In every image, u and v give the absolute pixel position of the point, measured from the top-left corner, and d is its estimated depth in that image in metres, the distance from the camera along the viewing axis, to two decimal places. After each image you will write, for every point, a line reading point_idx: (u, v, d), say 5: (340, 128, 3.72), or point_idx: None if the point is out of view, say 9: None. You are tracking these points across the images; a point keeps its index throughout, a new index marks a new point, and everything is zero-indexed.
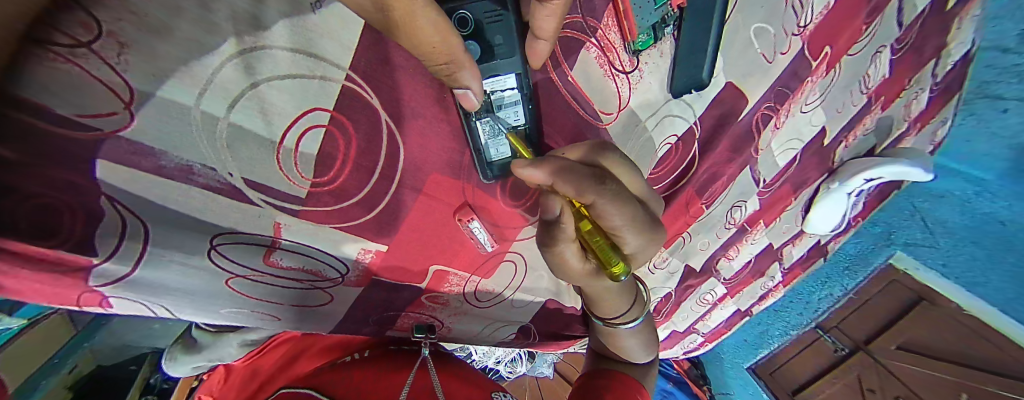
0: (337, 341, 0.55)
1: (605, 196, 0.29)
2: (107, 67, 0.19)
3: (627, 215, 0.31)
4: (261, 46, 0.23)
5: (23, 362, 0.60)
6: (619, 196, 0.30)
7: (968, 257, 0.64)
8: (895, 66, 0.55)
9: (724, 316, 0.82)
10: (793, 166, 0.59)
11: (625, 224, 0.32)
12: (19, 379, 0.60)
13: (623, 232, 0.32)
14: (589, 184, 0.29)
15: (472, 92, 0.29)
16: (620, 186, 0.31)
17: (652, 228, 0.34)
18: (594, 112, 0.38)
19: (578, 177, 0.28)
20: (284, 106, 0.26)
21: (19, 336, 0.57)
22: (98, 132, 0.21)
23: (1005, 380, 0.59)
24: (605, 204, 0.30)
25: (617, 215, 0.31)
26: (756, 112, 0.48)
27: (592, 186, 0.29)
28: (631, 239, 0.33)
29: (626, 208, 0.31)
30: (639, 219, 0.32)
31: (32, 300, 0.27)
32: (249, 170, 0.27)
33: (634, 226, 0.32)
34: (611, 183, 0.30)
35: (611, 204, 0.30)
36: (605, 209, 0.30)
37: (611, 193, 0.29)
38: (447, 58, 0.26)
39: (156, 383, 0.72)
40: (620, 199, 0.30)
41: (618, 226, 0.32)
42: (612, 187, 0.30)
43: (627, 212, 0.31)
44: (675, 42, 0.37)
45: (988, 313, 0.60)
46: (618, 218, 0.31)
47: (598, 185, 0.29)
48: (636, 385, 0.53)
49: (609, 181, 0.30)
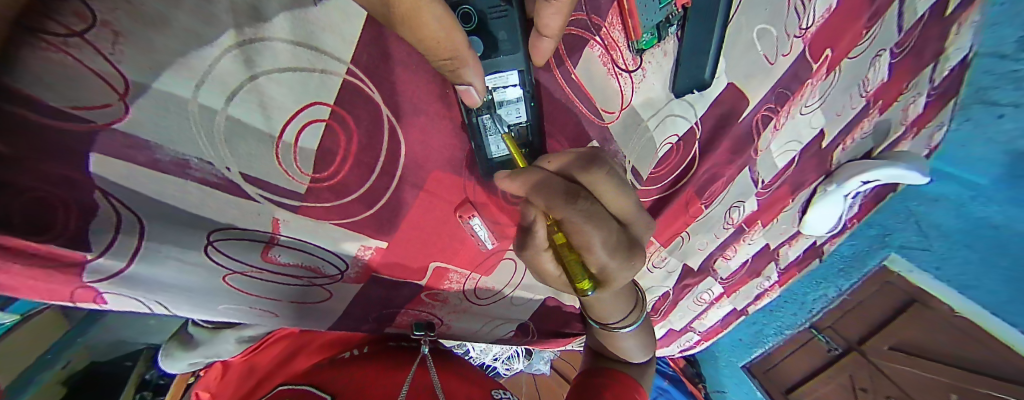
0: (336, 337, 0.56)
1: (575, 217, 0.28)
2: (103, 57, 0.18)
3: (601, 238, 0.29)
4: (260, 37, 0.22)
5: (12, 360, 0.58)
6: (592, 217, 0.29)
7: (962, 261, 0.63)
8: (895, 69, 0.55)
9: (720, 316, 0.82)
10: (792, 167, 0.59)
11: (598, 247, 0.30)
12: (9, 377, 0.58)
13: (598, 255, 0.30)
14: (559, 202, 0.28)
15: (473, 88, 0.29)
16: (596, 206, 0.29)
17: (626, 254, 0.32)
18: (597, 110, 0.38)
19: (550, 192, 0.28)
20: (283, 100, 0.25)
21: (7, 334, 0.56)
22: (92, 124, 0.20)
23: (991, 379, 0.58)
24: (575, 225, 0.29)
25: (589, 236, 0.29)
26: (757, 114, 0.48)
27: (563, 204, 0.28)
28: (604, 262, 0.31)
29: (599, 231, 0.29)
30: (613, 242, 0.30)
31: (25, 296, 0.26)
32: (247, 165, 0.27)
33: (609, 250, 0.30)
34: (584, 203, 0.28)
35: (581, 226, 0.29)
36: (575, 230, 0.29)
37: (583, 213, 0.28)
38: (451, 54, 0.25)
39: (153, 378, 0.75)
40: (593, 221, 0.29)
41: (591, 246, 0.30)
42: (584, 208, 0.28)
43: (601, 234, 0.29)
44: (678, 42, 0.37)
45: (980, 314, 0.59)
46: (589, 239, 0.29)
47: (568, 204, 0.28)
48: (635, 384, 0.53)
49: (582, 201, 0.28)
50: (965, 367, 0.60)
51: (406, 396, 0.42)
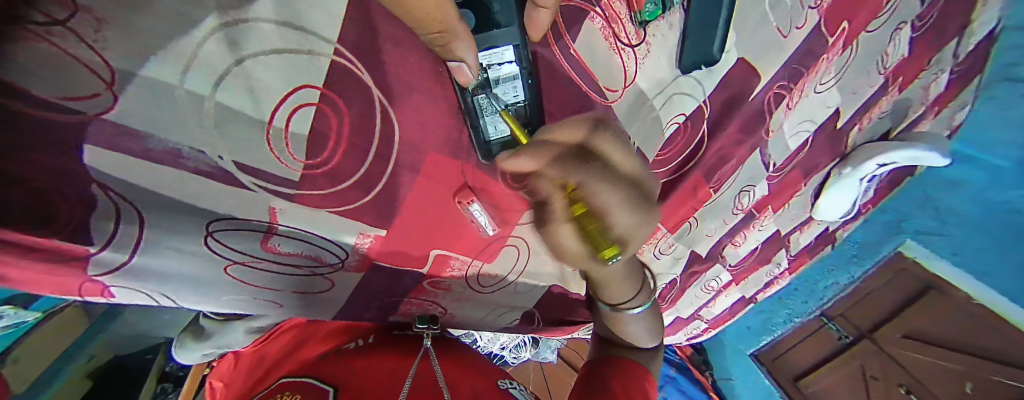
0: (342, 325, 0.56)
1: (592, 180, 0.30)
2: (86, 45, 0.17)
3: (619, 198, 0.31)
4: (246, 19, 0.21)
5: (36, 360, 0.59)
6: (604, 176, 0.30)
7: (979, 247, 0.60)
8: (917, 45, 0.52)
9: (728, 304, 0.81)
10: (805, 149, 0.57)
11: (618, 209, 0.31)
12: (32, 377, 0.59)
13: (619, 217, 0.32)
14: (573, 168, 0.30)
15: (466, 66, 0.28)
16: (606, 166, 0.31)
17: (645, 210, 0.33)
18: (599, 88, 0.37)
19: (562, 161, 0.30)
20: (271, 83, 0.24)
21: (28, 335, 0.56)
22: (80, 114, 0.20)
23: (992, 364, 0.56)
24: (593, 189, 0.30)
25: (605, 196, 0.31)
26: (769, 91, 0.46)
27: (576, 168, 0.30)
28: (623, 223, 0.32)
29: (616, 192, 0.31)
30: (629, 201, 0.32)
31: (32, 290, 0.26)
32: (239, 152, 0.26)
33: (628, 210, 0.32)
34: (598, 165, 0.30)
35: (600, 189, 0.30)
36: (595, 195, 0.30)
37: (595, 172, 0.30)
38: (440, 25, 0.25)
39: (173, 371, 0.78)
40: (605, 180, 0.30)
41: (610, 208, 0.31)
42: (598, 170, 0.30)
43: (620, 194, 0.31)
44: (685, 14, 0.35)
45: (995, 300, 0.57)
46: (606, 200, 0.31)
47: (583, 168, 0.30)
48: (641, 370, 0.52)
49: (596, 163, 0.30)
50: (971, 353, 0.58)
51: (407, 385, 0.42)
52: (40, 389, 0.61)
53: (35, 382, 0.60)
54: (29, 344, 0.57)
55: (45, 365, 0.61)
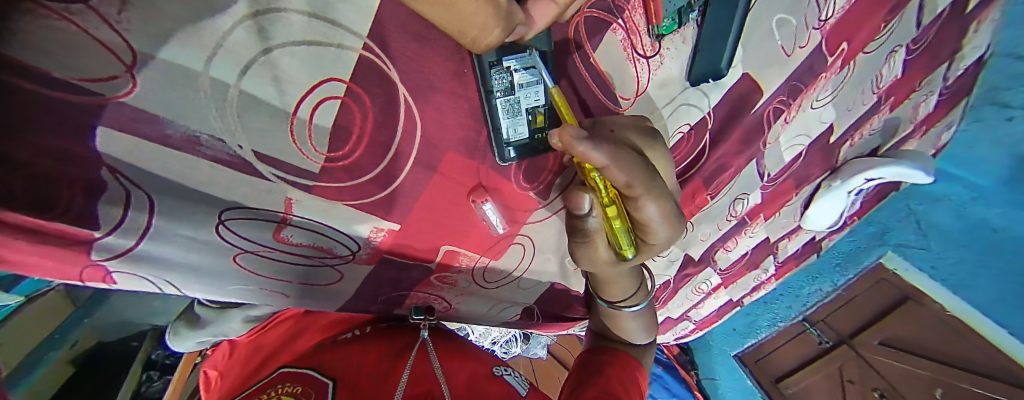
0: (339, 318, 0.54)
1: (649, 191, 0.29)
2: (107, 26, 0.17)
3: (663, 211, 0.31)
4: (276, 8, 0.21)
5: (21, 341, 0.57)
6: (655, 190, 0.29)
7: (957, 260, 0.63)
8: (909, 67, 0.54)
9: (715, 306, 0.84)
10: (798, 161, 0.59)
11: (658, 219, 0.31)
12: (19, 358, 0.58)
13: (652, 226, 0.32)
14: (641, 178, 0.28)
15: (523, 29, 0.25)
16: (659, 179, 0.30)
17: (679, 223, 0.34)
18: (614, 96, 0.38)
19: (633, 168, 0.27)
20: (297, 75, 0.24)
21: (13, 316, 0.55)
22: (98, 97, 0.19)
23: (966, 374, 0.57)
24: (644, 198, 0.29)
25: (649, 209, 0.30)
26: (768, 105, 0.47)
27: (640, 175, 0.28)
28: (656, 232, 0.33)
29: (663, 205, 0.31)
30: (671, 214, 0.32)
31: (32, 274, 0.26)
32: (260, 142, 0.26)
33: (665, 221, 0.32)
34: (657, 178, 0.29)
35: (650, 200, 0.30)
36: (641, 205, 0.30)
37: (652, 185, 0.29)
38: (495, 19, 0.22)
39: (161, 358, 0.76)
40: (653, 194, 0.30)
41: (648, 218, 0.31)
42: (656, 182, 0.29)
43: (663, 205, 0.31)
44: (699, 28, 0.36)
45: (969, 314, 0.59)
46: (648, 211, 0.31)
47: (648, 179, 0.29)
48: (636, 363, 0.54)
49: (656, 176, 0.29)
50: (927, 356, 0.61)
51: (406, 382, 0.42)
52: (30, 367, 0.60)
53: (23, 362, 0.59)
54: (15, 323, 0.56)
55: (32, 346, 0.60)
